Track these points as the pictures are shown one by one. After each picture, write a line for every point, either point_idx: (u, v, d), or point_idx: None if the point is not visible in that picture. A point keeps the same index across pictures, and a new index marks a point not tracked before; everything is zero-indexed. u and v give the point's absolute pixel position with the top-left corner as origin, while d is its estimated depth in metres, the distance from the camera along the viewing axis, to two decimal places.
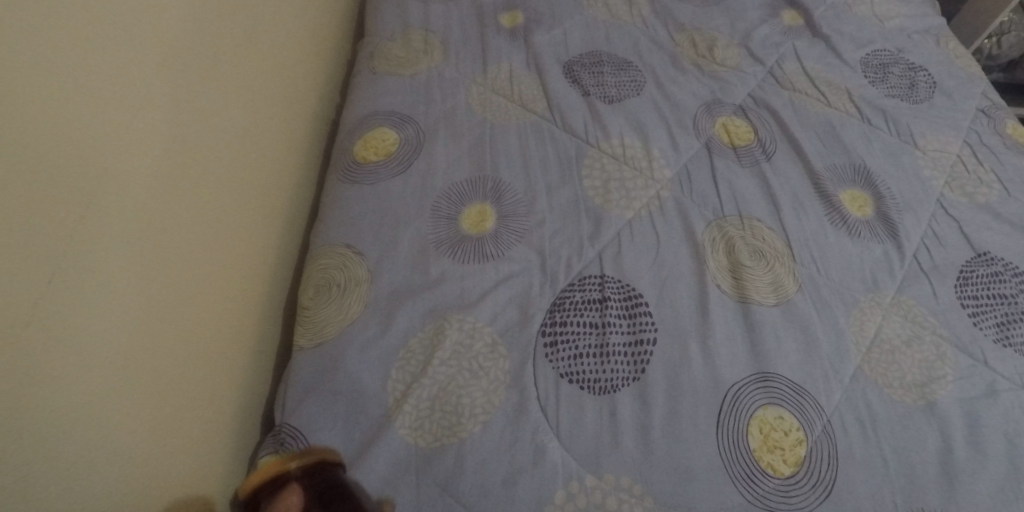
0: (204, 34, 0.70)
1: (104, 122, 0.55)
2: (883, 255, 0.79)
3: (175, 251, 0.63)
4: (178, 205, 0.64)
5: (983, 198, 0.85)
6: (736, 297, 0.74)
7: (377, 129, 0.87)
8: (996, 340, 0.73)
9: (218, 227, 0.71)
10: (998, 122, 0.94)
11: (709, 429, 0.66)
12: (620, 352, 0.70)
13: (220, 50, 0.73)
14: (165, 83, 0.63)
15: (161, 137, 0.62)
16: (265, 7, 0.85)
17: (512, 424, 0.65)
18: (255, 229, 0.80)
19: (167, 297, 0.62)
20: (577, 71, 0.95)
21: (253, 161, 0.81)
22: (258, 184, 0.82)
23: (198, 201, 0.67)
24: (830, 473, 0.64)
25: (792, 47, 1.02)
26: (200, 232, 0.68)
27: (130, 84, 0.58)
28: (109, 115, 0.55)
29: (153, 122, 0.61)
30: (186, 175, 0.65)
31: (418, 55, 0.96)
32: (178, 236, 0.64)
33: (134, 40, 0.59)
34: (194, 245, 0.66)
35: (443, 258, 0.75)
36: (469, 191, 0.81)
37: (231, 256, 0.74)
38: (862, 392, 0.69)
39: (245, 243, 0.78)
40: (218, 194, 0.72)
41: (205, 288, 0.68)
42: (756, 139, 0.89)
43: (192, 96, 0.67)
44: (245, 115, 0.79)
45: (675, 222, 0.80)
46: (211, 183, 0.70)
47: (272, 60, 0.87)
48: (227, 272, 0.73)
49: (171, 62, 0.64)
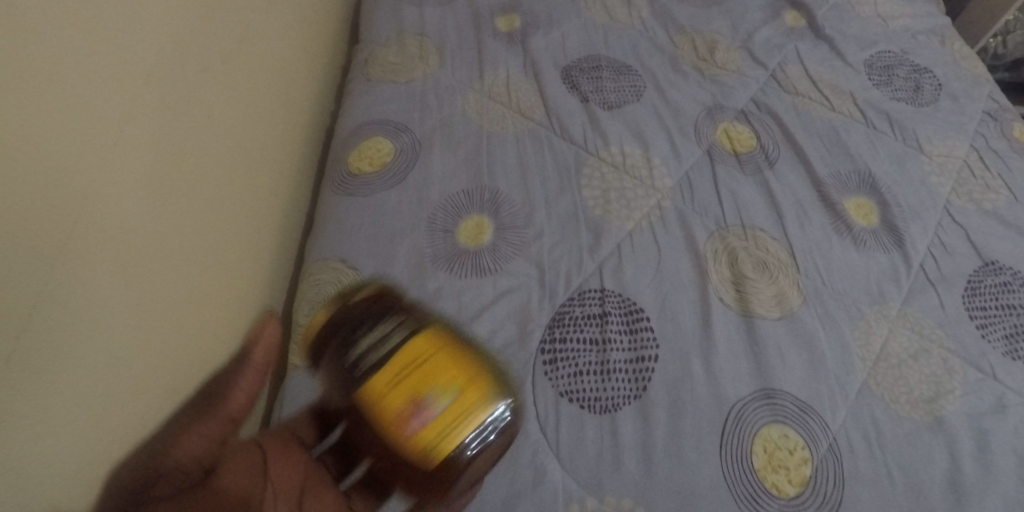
0: (210, 38, 0.64)
1: (142, 136, 0.52)
2: (889, 265, 0.78)
3: (195, 260, 0.60)
4: (187, 227, 0.59)
5: (991, 204, 0.84)
6: (739, 310, 0.73)
7: (372, 139, 0.85)
8: (1003, 353, 0.72)
9: (220, 245, 0.66)
10: (1005, 125, 0.93)
11: (712, 449, 0.64)
12: (621, 369, 0.68)
13: (223, 53, 0.67)
14: (179, 94, 0.57)
15: (188, 143, 0.59)
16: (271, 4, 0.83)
17: (510, 446, 0.64)
18: (251, 244, 0.75)
19: (188, 308, 0.59)
20: (576, 77, 0.93)
21: (251, 171, 0.75)
22: (260, 191, 0.78)
23: (204, 221, 0.62)
24: (836, 492, 0.63)
25: (795, 49, 1.00)
26: (205, 254, 0.62)
27: (165, 87, 0.55)
28: (122, 136, 0.49)
29: (182, 128, 0.58)
30: (195, 193, 0.60)
31: (413, 61, 0.94)
32: (199, 245, 0.61)
33: (170, 43, 0.56)
34: (199, 268, 0.61)
35: (439, 273, 0.73)
36: (466, 202, 0.79)
37: (230, 276, 0.68)
38: (868, 408, 0.68)
39: (247, 252, 0.74)
40: (222, 210, 0.67)
41: (207, 313, 0.63)
42: (759, 146, 0.88)
43: (201, 107, 0.62)
44: (252, 114, 0.76)
45: (677, 233, 0.78)
46: (215, 200, 0.65)
47: (277, 59, 0.85)
48: (228, 295, 0.67)
49: (183, 72, 0.58)
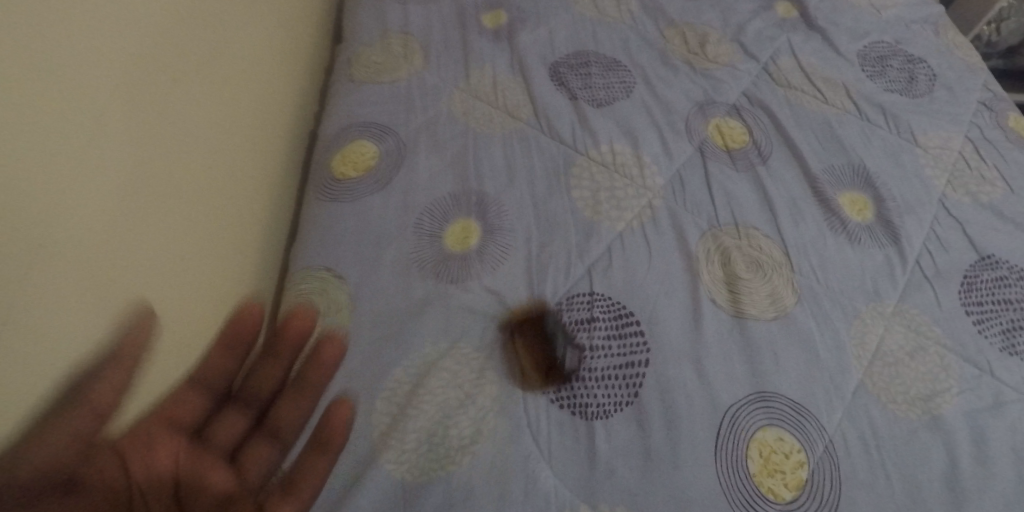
0: (182, 22, 0.63)
1: (132, 153, 0.56)
2: (885, 261, 0.76)
3: (187, 265, 0.65)
4: (150, 211, 0.58)
5: (986, 197, 0.82)
6: (732, 311, 0.71)
7: (356, 142, 0.84)
8: (1000, 349, 0.71)
9: (193, 232, 0.66)
10: (1000, 115, 0.91)
11: (707, 454, 0.63)
12: (612, 375, 0.67)
13: (199, 39, 0.67)
14: (141, 74, 0.57)
15: (182, 158, 0.63)
16: (260, 14, 0.85)
17: (501, 454, 0.63)
18: (232, 233, 0.74)
19: (180, 310, 0.63)
20: (564, 73, 0.92)
21: (233, 159, 0.75)
22: (254, 195, 0.81)
23: (174, 206, 0.62)
24: (833, 496, 0.62)
25: (787, 41, 0.98)
26: (177, 239, 0.62)
27: (158, 106, 0.59)
28: (109, 145, 0.53)
29: (176, 144, 0.62)
30: (161, 177, 0.60)
31: (398, 61, 0.92)
32: (190, 250, 0.65)
33: (163, 64, 0.60)
34: (168, 254, 0.61)
35: (427, 280, 0.72)
36: (453, 206, 0.78)
37: (207, 262, 0.68)
38: (865, 408, 0.67)
39: (241, 254, 0.77)
40: (197, 197, 0.66)
41: (179, 298, 0.63)
42: (751, 141, 0.86)
43: (170, 90, 0.61)
44: (247, 123, 0.79)
45: (668, 233, 0.77)
46: (190, 186, 0.65)
47: (267, 66, 0.87)
48: (203, 282, 0.67)
49: (148, 52, 0.58)
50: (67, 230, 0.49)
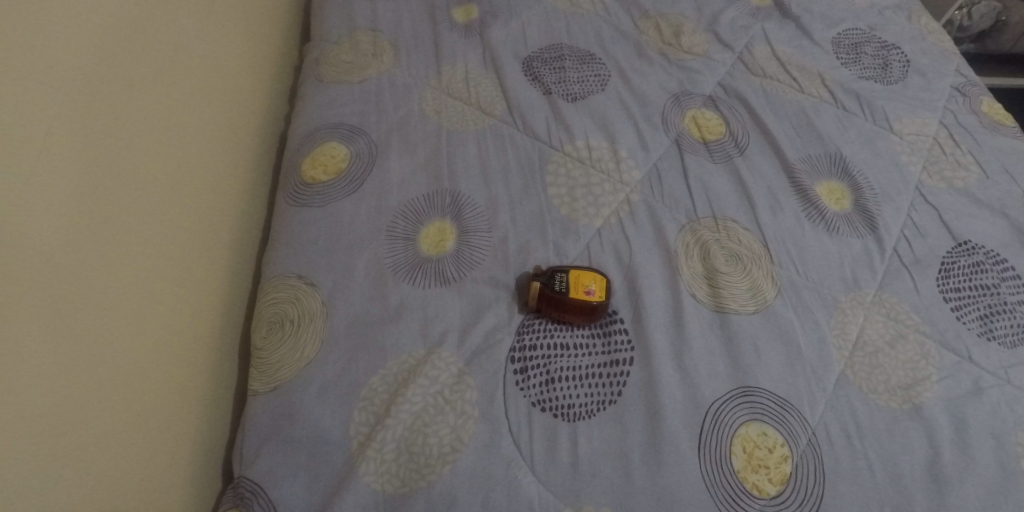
0: (115, 48, 0.64)
1: (94, 158, 0.60)
2: (864, 251, 0.76)
3: (170, 257, 0.70)
4: (98, 231, 0.60)
5: (962, 182, 0.82)
6: (712, 306, 0.71)
7: (325, 145, 0.82)
8: (979, 334, 0.70)
9: (171, 243, 0.70)
10: (974, 100, 0.91)
11: (692, 453, 0.62)
12: (594, 375, 0.66)
13: (135, 63, 0.67)
14: (69, 106, 0.58)
15: (150, 158, 0.68)
16: (224, 13, 0.87)
17: (483, 460, 0.62)
18: (214, 237, 0.79)
19: (167, 299, 0.69)
20: (537, 68, 0.90)
21: (208, 167, 0.79)
22: (236, 193, 0.85)
23: (125, 226, 0.63)
24: (817, 487, 0.62)
25: (761, 30, 0.97)
26: (138, 258, 0.65)
27: (117, 112, 0.64)
28: (72, 156, 0.58)
29: (141, 146, 0.67)
30: (108, 202, 0.61)
31: (367, 59, 0.91)
32: (172, 243, 0.70)
33: (122, 74, 0.65)
34: (125, 272, 0.63)
35: (402, 285, 0.71)
36: (427, 208, 0.77)
37: (175, 279, 0.70)
38: (847, 398, 0.66)
39: (222, 250, 0.81)
40: (157, 213, 0.68)
41: (149, 309, 0.66)
42: (727, 132, 0.85)
43: (106, 116, 0.62)
44: (221, 123, 0.84)
45: (647, 228, 0.76)
46: (146, 203, 0.67)
47: (236, 63, 0.90)
48: (175, 292, 0.70)
49: (79, 82, 0.59)
50: (19, 262, 0.52)
